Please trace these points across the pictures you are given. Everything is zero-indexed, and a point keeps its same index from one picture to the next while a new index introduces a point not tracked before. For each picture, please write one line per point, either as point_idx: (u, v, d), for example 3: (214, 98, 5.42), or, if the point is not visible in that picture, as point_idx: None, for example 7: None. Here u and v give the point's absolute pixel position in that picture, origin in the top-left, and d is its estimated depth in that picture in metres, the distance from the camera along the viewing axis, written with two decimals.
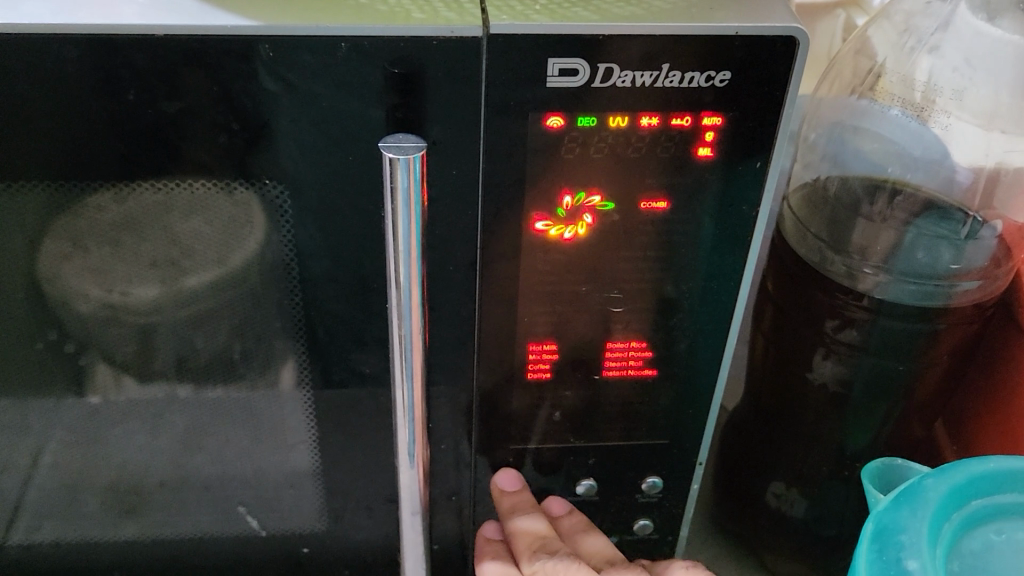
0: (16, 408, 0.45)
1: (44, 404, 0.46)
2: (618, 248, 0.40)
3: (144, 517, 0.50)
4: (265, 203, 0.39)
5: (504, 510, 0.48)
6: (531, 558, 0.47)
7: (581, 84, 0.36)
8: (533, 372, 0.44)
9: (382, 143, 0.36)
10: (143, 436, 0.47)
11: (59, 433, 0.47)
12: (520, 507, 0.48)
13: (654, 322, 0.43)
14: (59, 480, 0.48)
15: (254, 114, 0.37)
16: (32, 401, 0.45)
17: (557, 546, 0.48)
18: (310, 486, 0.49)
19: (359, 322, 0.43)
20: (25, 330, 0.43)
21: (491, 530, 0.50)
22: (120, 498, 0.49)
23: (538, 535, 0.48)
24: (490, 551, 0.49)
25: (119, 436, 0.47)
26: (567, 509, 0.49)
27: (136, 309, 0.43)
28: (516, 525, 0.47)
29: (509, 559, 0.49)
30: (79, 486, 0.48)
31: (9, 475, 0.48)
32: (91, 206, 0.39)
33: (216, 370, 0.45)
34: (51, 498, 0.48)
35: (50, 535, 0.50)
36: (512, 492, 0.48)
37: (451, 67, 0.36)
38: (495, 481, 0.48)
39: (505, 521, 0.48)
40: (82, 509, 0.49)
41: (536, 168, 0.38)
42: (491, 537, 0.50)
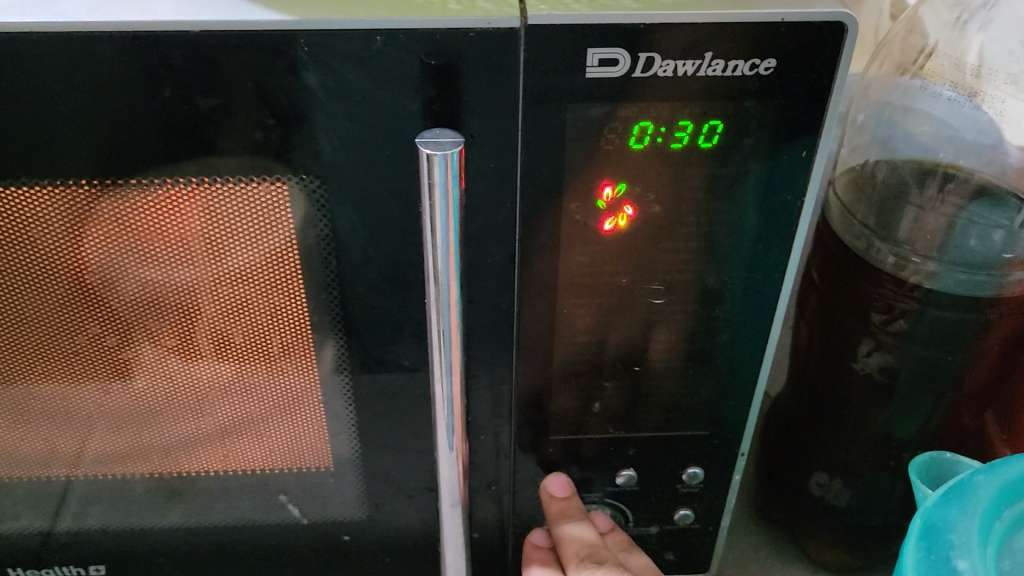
0: (60, 397, 0.46)
1: (86, 394, 0.46)
2: (659, 239, 0.40)
3: (187, 503, 0.50)
4: (301, 197, 0.39)
5: (553, 514, 0.48)
6: (579, 566, 0.47)
7: (622, 75, 0.35)
8: (572, 364, 0.44)
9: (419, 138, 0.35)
10: (185, 424, 0.48)
11: (103, 422, 0.47)
12: (570, 513, 0.48)
13: (695, 313, 0.42)
14: (103, 467, 0.49)
15: (289, 109, 0.36)
16: (75, 391, 0.46)
17: (604, 556, 0.48)
18: (351, 476, 0.49)
19: (397, 313, 0.43)
20: (68, 323, 0.44)
21: (538, 537, 0.50)
22: (164, 485, 0.49)
23: (586, 544, 0.48)
24: (538, 557, 0.49)
25: (162, 424, 0.48)
26: (609, 526, 0.50)
27: (174, 297, 0.43)
28: (566, 532, 0.47)
29: (556, 567, 0.49)
30: (123, 474, 0.49)
31: (56, 462, 0.49)
32: (128, 201, 0.39)
33: (255, 359, 0.45)
34: (96, 486, 0.49)
35: (97, 522, 0.50)
36: (562, 497, 0.48)
37: (488, 60, 0.35)
38: (545, 484, 0.48)
39: (555, 527, 0.48)
40: (127, 496, 0.50)
41: (575, 159, 0.37)
42: (539, 543, 0.50)
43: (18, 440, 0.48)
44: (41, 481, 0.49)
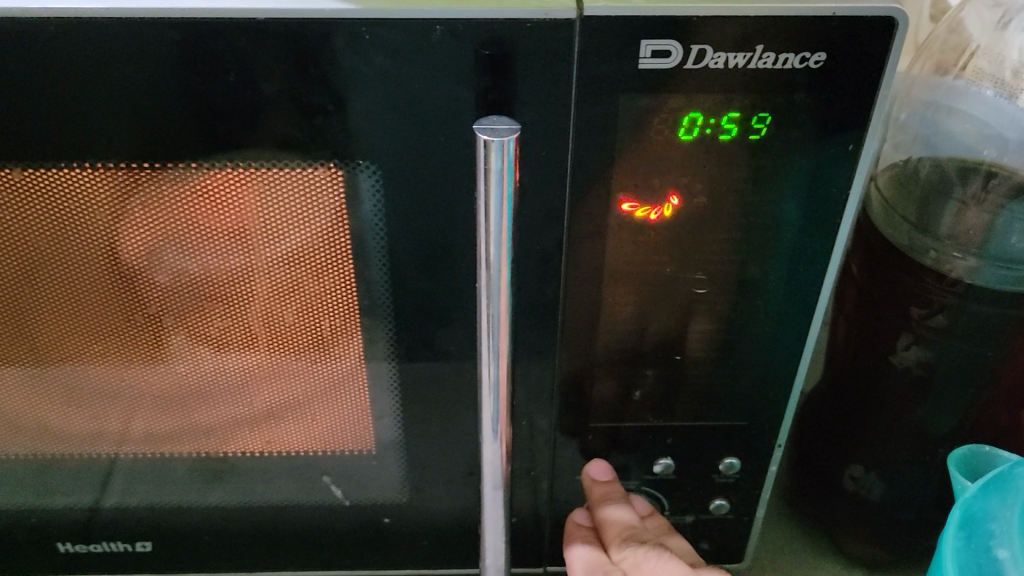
0: (109, 375, 0.48)
1: (134, 372, 0.47)
2: (704, 230, 0.40)
3: (229, 483, 0.51)
4: (357, 182, 0.40)
5: (595, 497, 0.49)
6: (621, 545, 0.48)
7: (674, 66, 0.36)
8: (615, 352, 0.44)
9: (476, 125, 0.36)
10: (228, 405, 0.49)
11: (148, 402, 0.49)
12: (612, 496, 0.49)
13: (738, 303, 0.43)
14: (150, 445, 0.50)
15: (349, 96, 0.37)
16: (123, 370, 0.47)
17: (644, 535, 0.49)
18: (393, 459, 0.50)
19: (445, 298, 0.44)
20: (121, 302, 0.45)
21: (581, 516, 0.51)
22: (207, 465, 0.51)
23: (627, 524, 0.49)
24: (580, 535, 0.51)
25: (206, 405, 0.49)
26: (648, 511, 0.51)
27: (225, 279, 0.44)
28: (608, 514, 0.49)
29: (596, 544, 0.50)
30: (169, 453, 0.50)
31: (102, 440, 0.50)
32: (186, 183, 0.40)
33: (302, 341, 0.46)
34: (142, 464, 0.50)
35: (143, 499, 0.52)
36: (604, 482, 0.49)
37: (544, 50, 0.36)
38: (587, 468, 0.49)
39: (596, 509, 0.49)
40: (171, 475, 0.51)
41: (625, 148, 0.38)
42: (582, 523, 0.51)
43: (68, 417, 0.49)
44: (88, 458, 0.50)
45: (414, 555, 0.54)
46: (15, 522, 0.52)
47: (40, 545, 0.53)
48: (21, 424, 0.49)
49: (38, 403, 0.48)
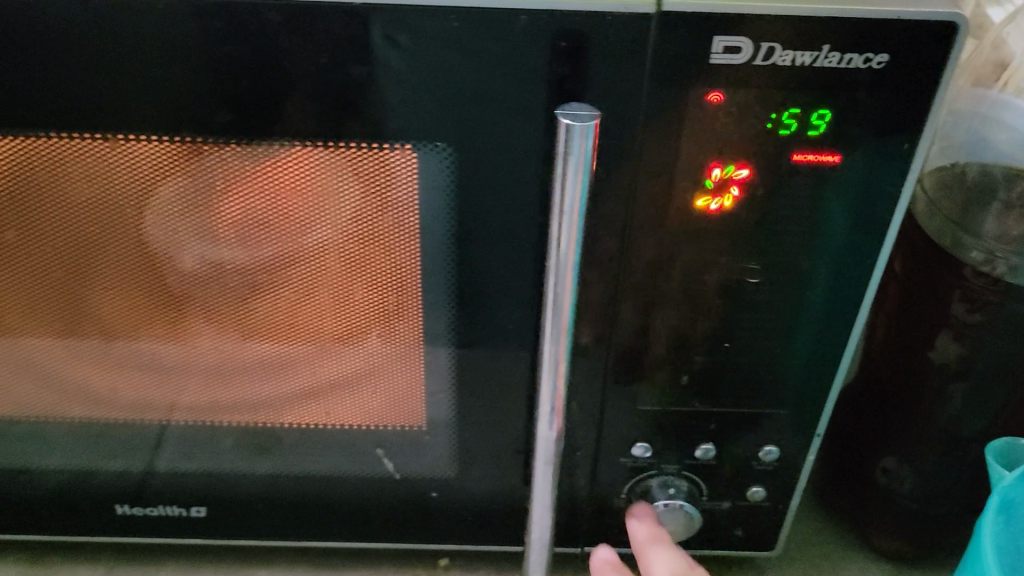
0: (158, 348, 0.50)
1: (180, 348, 0.50)
2: (760, 221, 0.42)
3: (276, 456, 0.53)
4: (433, 163, 0.42)
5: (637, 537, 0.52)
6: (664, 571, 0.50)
7: (744, 62, 0.38)
8: (667, 337, 0.46)
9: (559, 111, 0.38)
10: (270, 382, 0.51)
11: (194, 376, 0.51)
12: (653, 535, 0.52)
13: (788, 293, 0.45)
14: (202, 413, 0.52)
15: (431, 80, 0.39)
16: (172, 345, 0.50)
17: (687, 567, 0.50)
18: (445, 436, 0.52)
19: (506, 280, 0.46)
20: (195, 275, 0.47)
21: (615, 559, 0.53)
22: (253, 440, 0.53)
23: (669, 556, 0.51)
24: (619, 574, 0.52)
25: (249, 381, 0.51)
26: None
27: (296, 255, 0.46)
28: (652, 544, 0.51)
29: None
30: (221, 421, 0.52)
31: (150, 413, 0.52)
32: (267, 161, 0.43)
33: (366, 317, 0.48)
34: (190, 434, 0.53)
35: (195, 466, 0.54)
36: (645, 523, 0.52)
37: (621, 43, 0.38)
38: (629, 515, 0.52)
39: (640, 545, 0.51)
40: (216, 447, 0.53)
41: (691, 140, 0.40)
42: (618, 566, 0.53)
43: (121, 385, 0.51)
44: (134, 430, 0.52)
45: (458, 530, 0.56)
46: (78, 484, 0.54)
47: (99, 507, 0.55)
48: (89, 389, 0.51)
49: (96, 370, 0.51)
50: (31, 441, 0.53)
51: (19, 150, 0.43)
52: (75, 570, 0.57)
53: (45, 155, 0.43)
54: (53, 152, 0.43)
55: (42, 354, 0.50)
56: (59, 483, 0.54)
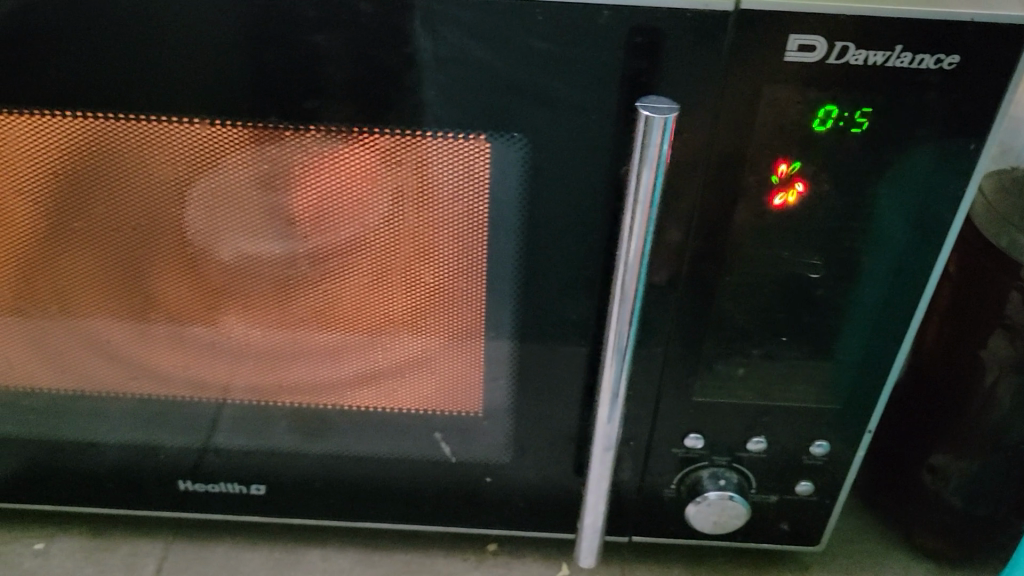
0: (216, 333, 0.52)
1: (242, 333, 0.52)
2: (825, 217, 0.43)
3: (330, 437, 0.55)
4: (508, 153, 0.43)
5: None
6: None
7: (817, 60, 0.39)
8: (726, 330, 0.47)
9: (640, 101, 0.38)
10: (327, 361, 0.53)
11: (248, 361, 0.53)
12: None
13: (847, 290, 0.46)
14: (261, 394, 0.54)
15: (510, 72, 0.41)
16: (233, 330, 0.52)
17: None
18: (502, 420, 0.53)
19: (570, 270, 0.47)
20: (266, 258, 0.48)
21: None
22: (306, 423, 0.54)
23: None
24: None
25: (302, 365, 0.53)
26: None
27: (366, 241, 0.47)
28: None
29: None
30: (280, 403, 0.54)
31: (206, 394, 0.54)
32: (344, 148, 0.44)
33: (430, 303, 0.49)
34: (245, 415, 0.54)
35: (249, 444, 0.55)
36: None
37: (699, 39, 0.39)
38: None
39: None
40: (271, 428, 0.55)
41: (762, 136, 0.41)
42: None
43: (180, 364, 0.53)
44: (190, 411, 0.54)
45: (509, 514, 0.57)
46: (144, 459, 0.56)
47: (163, 482, 0.57)
48: (158, 366, 0.53)
49: (162, 348, 0.52)
50: (101, 416, 0.54)
51: (106, 132, 0.44)
52: (137, 543, 0.59)
53: (131, 136, 0.44)
54: (140, 135, 0.44)
55: (111, 332, 0.52)
56: (126, 458, 0.56)
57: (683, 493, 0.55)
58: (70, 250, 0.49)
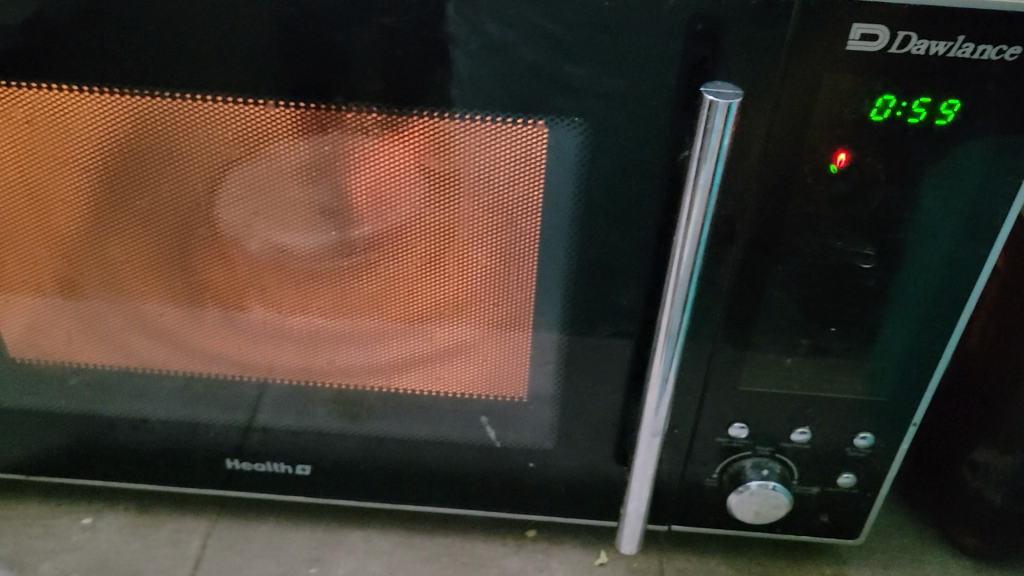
0: (281, 317, 0.53)
1: (296, 316, 0.52)
2: (879, 206, 0.44)
3: (364, 424, 0.56)
4: (568, 138, 0.44)
5: None
6: None
7: (879, 49, 0.39)
8: (775, 319, 0.48)
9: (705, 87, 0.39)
10: (361, 353, 0.54)
11: (290, 346, 0.53)
12: None
13: (898, 281, 0.46)
14: (298, 375, 0.55)
15: (571, 57, 0.41)
16: (293, 315, 0.52)
17: None
18: (547, 404, 0.54)
19: (622, 257, 0.47)
20: (321, 241, 0.49)
21: None
22: (346, 406, 0.55)
23: None
24: None
25: (345, 350, 0.53)
26: None
27: (420, 225, 0.48)
28: None
29: None
30: (319, 384, 0.55)
31: (249, 376, 0.55)
32: (404, 132, 0.45)
33: (481, 289, 0.50)
34: (287, 397, 0.55)
35: (288, 424, 0.56)
36: None
37: (762, 26, 0.39)
38: None
39: None
40: (311, 411, 0.56)
41: (819, 124, 0.41)
42: None
43: (226, 345, 0.54)
44: (234, 391, 0.55)
45: (550, 500, 0.58)
46: (191, 437, 0.57)
47: (210, 460, 0.58)
48: (208, 346, 0.54)
49: (213, 328, 0.53)
50: (151, 394, 0.55)
51: (170, 111, 0.45)
52: (182, 520, 0.59)
53: (195, 116, 0.45)
54: (204, 116, 0.45)
55: (162, 313, 0.53)
56: (174, 436, 0.57)
57: (725, 482, 0.55)
58: (127, 228, 0.50)
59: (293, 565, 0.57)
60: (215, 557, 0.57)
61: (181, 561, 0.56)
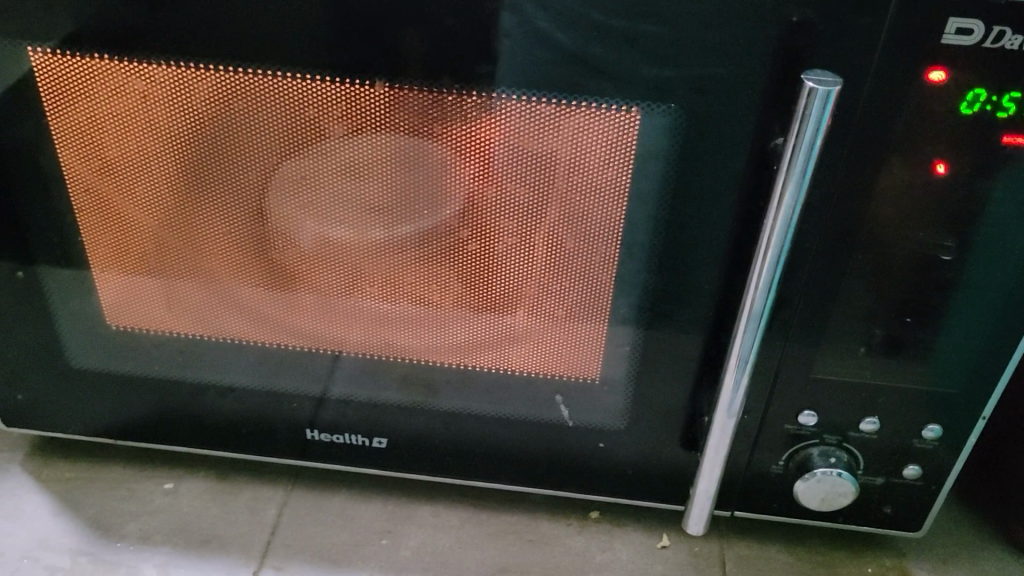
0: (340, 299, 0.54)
1: (362, 296, 0.54)
2: (963, 198, 0.45)
3: (437, 395, 0.57)
4: (661, 123, 0.45)
5: None
6: None
7: (973, 44, 0.40)
8: (852, 308, 0.49)
9: (804, 75, 0.41)
10: (431, 334, 0.55)
11: (364, 322, 0.55)
12: None
13: (977, 274, 0.47)
14: (367, 349, 0.56)
15: (668, 46, 0.43)
16: (371, 290, 0.54)
17: None
18: (619, 387, 0.55)
19: (705, 244, 0.49)
20: (405, 223, 0.51)
21: None
22: (417, 382, 0.57)
23: None
24: None
25: (422, 328, 0.55)
26: None
27: (505, 209, 0.49)
28: None
29: None
30: (387, 357, 0.56)
31: (323, 351, 0.56)
32: (499, 115, 0.46)
33: (561, 273, 0.51)
34: (358, 371, 0.57)
35: (361, 395, 0.58)
36: None
37: (858, 19, 0.41)
38: None
39: None
40: (383, 386, 0.57)
41: (909, 115, 0.43)
42: None
43: (311, 322, 0.55)
44: (308, 364, 0.57)
45: (616, 481, 0.59)
46: (273, 407, 0.59)
47: (290, 430, 0.60)
48: (291, 320, 0.56)
49: (297, 305, 0.55)
50: (233, 364, 0.57)
51: (278, 90, 0.47)
52: (259, 489, 0.62)
53: (298, 95, 0.47)
54: (306, 96, 0.47)
55: (249, 290, 0.54)
56: (256, 405, 0.59)
57: (790, 470, 0.56)
58: (222, 205, 0.51)
59: (365, 536, 0.59)
60: (291, 525, 0.59)
61: (258, 528, 0.58)
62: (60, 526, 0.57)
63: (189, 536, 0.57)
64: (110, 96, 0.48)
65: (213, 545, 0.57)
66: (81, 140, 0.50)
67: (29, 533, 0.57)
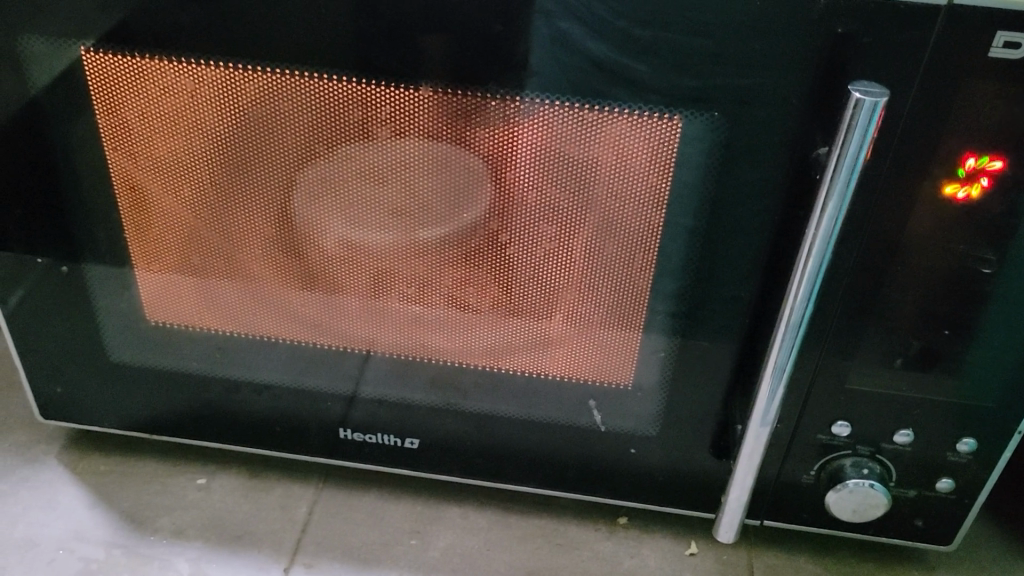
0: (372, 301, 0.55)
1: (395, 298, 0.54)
2: (1006, 212, 0.45)
3: (469, 396, 0.57)
4: (704, 132, 0.45)
5: None
6: None
7: (1020, 57, 0.40)
8: (890, 319, 0.49)
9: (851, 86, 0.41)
10: (462, 337, 0.55)
11: (399, 323, 0.55)
12: None
13: (1017, 288, 0.47)
14: (401, 349, 0.56)
15: (713, 57, 0.43)
16: (407, 291, 0.54)
17: None
18: (652, 394, 0.55)
19: (743, 252, 0.49)
20: (443, 226, 0.51)
21: None
22: (447, 383, 0.57)
23: None
24: None
25: (456, 330, 0.55)
26: None
27: (543, 213, 0.50)
28: None
29: None
30: (420, 358, 0.57)
31: (353, 352, 0.57)
32: (542, 120, 0.46)
33: (597, 279, 0.52)
34: (389, 371, 0.57)
35: (394, 395, 0.58)
36: None
37: (905, 31, 0.41)
38: None
39: None
40: (413, 386, 0.58)
41: (953, 128, 0.43)
42: None
43: (346, 321, 0.56)
44: (338, 364, 0.57)
45: (646, 487, 0.59)
46: (307, 405, 0.59)
47: (323, 428, 0.60)
48: (327, 320, 0.56)
49: (334, 305, 0.55)
50: (268, 361, 0.58)
51: (324, 92, 0.47)
52: (290, 486, 0.62)
53: (344, 97, 0.47)
54: (351, 99, 0.47)
55: (287, 289, 0.55)
56: (290, 402, 0.59)
57: (822, 480, 0.56)
58: (263, 204, 0.52)
59: (395, 535, 0.59)
60: (321, 523, 0.59)
61: (289, 525, 0.59)
62: (94, 519, 0.58)
63: (221, 531, 0.58)
64: (160, 94, 0.49)
65: (244, 541, 0.57)
66: (129, 137, 0.50)
67: (64, 524, 0.58)
